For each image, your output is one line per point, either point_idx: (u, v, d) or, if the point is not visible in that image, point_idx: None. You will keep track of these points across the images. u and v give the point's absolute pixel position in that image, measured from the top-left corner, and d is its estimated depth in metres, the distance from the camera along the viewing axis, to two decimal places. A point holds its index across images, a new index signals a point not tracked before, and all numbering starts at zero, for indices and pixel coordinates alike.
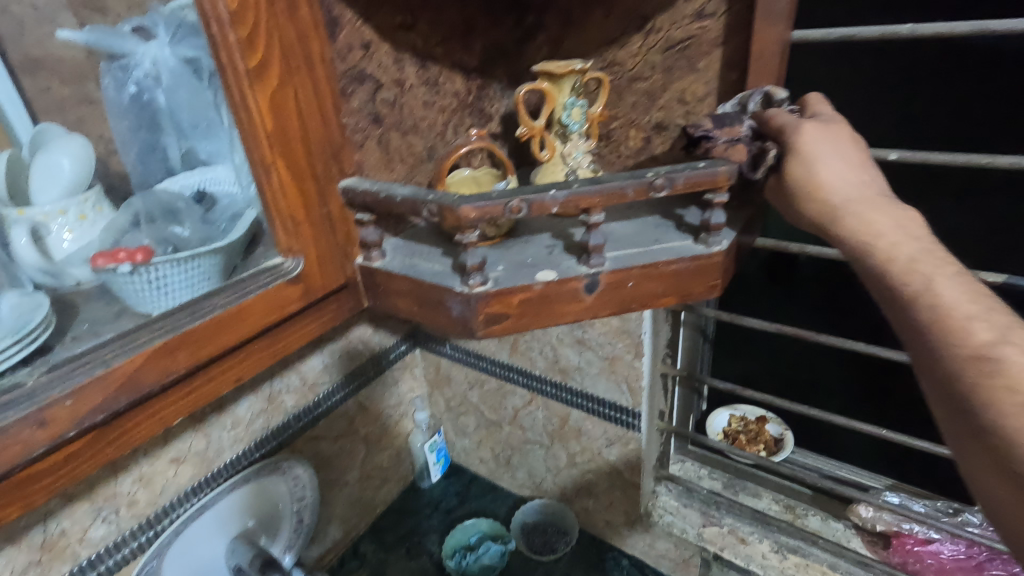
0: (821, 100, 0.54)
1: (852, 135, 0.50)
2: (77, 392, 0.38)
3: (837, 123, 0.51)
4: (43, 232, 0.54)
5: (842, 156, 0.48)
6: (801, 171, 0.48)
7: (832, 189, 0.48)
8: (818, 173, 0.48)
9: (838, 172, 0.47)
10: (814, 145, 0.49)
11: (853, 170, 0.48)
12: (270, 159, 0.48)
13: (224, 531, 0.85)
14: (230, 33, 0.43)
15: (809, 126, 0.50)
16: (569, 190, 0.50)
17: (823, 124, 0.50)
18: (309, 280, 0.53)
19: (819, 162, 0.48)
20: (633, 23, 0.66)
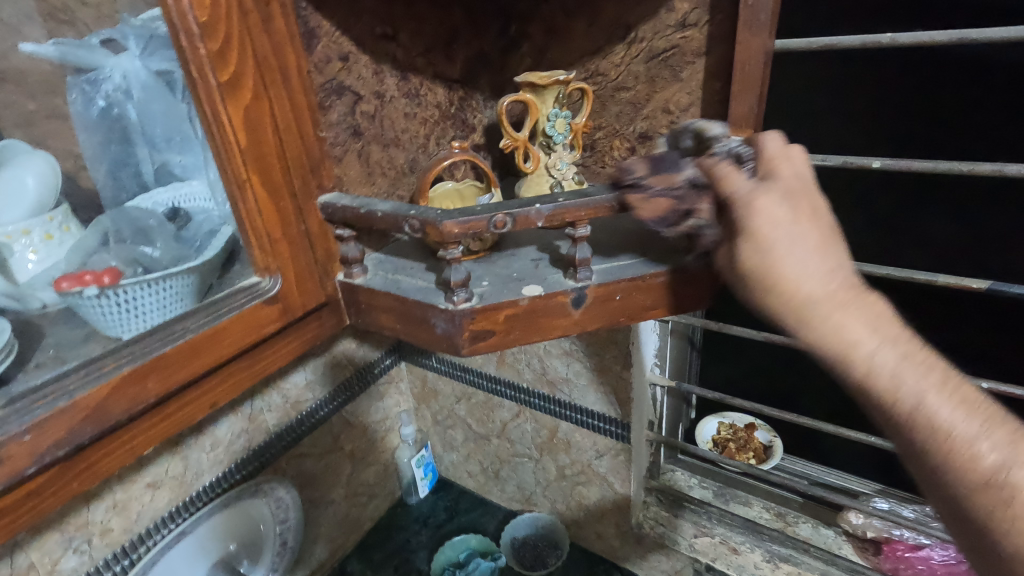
0: (782, 151, 0.42)
1: (815, 208, 0.39)
2: (38, 426, 0.36)
3: (798, 190, 0.39)
4: (6, 253, 0.51)
5: (807, 238, 0.38)
6: (756, 258, 0.39)
7: (801, 275, 0.37)
8: (775, 269, 0.38)
9: (801, 260, 0.37)
10: (771, 227, 0.38)
11: (818, 253, 0.38)
12: (245, 175, 0.46)
13: (204, 557, 0.82)
14: (199, 45, 0.41)
15: (770, 198, 0.39)
16: (555, 203, 0.48)
17: (782, 195, 0.39)
18: (287, 299, 0.51)
19: (775, 252, 0.38)
20: (616, 33, 0.65)
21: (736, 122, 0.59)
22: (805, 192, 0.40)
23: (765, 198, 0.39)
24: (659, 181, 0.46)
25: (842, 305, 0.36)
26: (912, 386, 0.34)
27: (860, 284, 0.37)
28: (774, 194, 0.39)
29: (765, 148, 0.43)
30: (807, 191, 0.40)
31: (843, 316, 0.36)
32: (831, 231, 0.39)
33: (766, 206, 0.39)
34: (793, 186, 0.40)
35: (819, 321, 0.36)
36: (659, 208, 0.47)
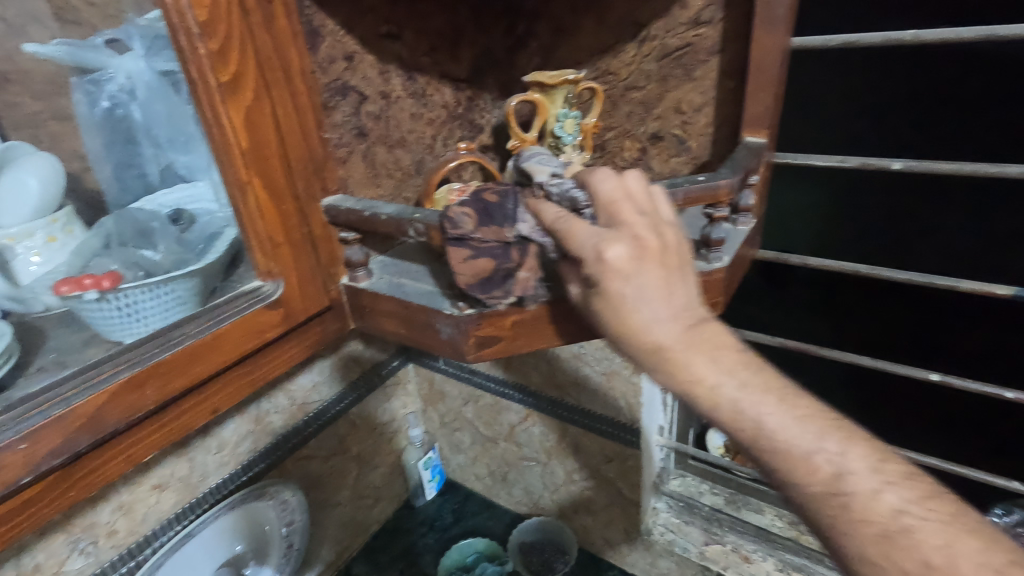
0: (623, 193, 0.41)
1: (663, 252, 0.38)
2: (33, 435, 0.35)
3: (641, 235, 0.39)
4: (8, 255, 0.51)
5: (651, 281, 0.38)
6: (608, 308, 0.39)
7: (650, 323, 0.38)
8: (630, 322, 0.38)
9: (650, 311, 0.38)
10: (620, 282, 0.38)
11: (664, 301, 0.38)
12: (246, 177, 0.45)
13: (210, 559, 0.82)
14: (198, 45, 0.40)
15: (614, 247, 0.38)
16: None
17: (635, 244, 0.38)
18: (290, 304, 0.50)
19: (627, 305, 0.38)
20: (626, 32, 0.64)
21: (750, 122, 0.57)
22: (650, 234, 0.39)
23: (612, 248, 0.38)
24: (487, 235, 0.45)
25: (693, 348, 0.38)
26: (775, 422, 0.35)
27: (698, 317, 0.39)
28: (618, 242, 0.38)
29: (601, 191, 0.41)
30: (652, 233, 0.39)
31: (689, 359, 0.37)
32: (675, 267, 0.39)
33: (607, 258, 0.38)
34: (638, 231, 0.39)
35: (676, 368, 0.38)
36: (480, 264, 0.46)
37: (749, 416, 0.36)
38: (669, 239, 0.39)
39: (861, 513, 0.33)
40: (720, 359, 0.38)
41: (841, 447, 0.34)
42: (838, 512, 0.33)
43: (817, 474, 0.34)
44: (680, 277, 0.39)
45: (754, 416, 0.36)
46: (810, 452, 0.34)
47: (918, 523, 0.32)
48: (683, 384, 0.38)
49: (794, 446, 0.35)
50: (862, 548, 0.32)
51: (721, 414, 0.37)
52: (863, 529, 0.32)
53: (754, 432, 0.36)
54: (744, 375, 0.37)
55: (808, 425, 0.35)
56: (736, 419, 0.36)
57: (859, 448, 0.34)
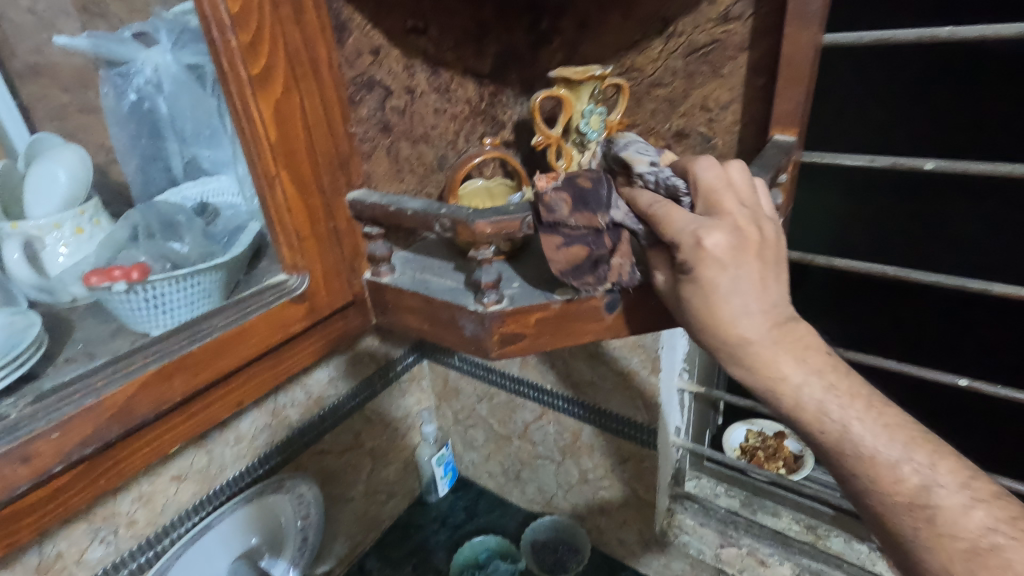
0: (721, 188, 0.42)
1: (758, 247, 0.40)
2: (65, 424, 0.35)
3: (739, 226, 0.40)
4: (38, 247, 0.51)
5: (747, 274, 0.39)
6: (695, 294, 0.40)
7: (739, 315, 0.39)
8: (722, 309, 0.39)
9: (741, 301, 0.39)
10: (717, 272, 0.39)
11: (757, 295, 0.39)
12: (274, 170, 0.45)
13: (228, 551, 0.83)
14: (230, 37, 0.40)
15: (712, 235, 0.39)
16: None
17: (731, 234, 0.39)
18: (315, 298, 0.50)
19: (719, 293, 0.39)
20: (653, 27, 0.63)
21: (780, 120, 0.56)
22: (748, 227, 0.40)
23: (710, 236, 0.39)
24: (581, 221, 0.45)
25: (781, 345, 0.39)
26: (836, 416, 0.38)
27: (784, 316, 0.40)
28: (718, 231, 0.39)
29: (701, 183, 0.42)
30: (751, 227, 0.40)
31: (776, 356, 0.39)
32: (768, 264, 0.40)
33: (705, 245, 0.38)
34: (740, 226, 0.40)
35: (763, 364, 0.39)
36: (574, 250, 0.46)
37: (832, 419, 0.38)
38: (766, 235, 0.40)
39: (948, 526, 0.34)
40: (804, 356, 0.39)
41: (928, 460, 0.36)
42: (917, 524, 0.35)
43: (901, 484, 0.36)
44: (771, 272, 0.40)
45: (839, 421, 0.37)
46: (898, 462, 0.36)
47: (1008, 541, 0.33)
48: (767, 379, 0.39)
49: (878, 457, 0.37)
50: (947, 562, 0.34)
51: (803, 415, 0.38)
52: (949, 543, 0.34)
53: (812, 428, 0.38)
54: (832, 378, 0.39)
55: (893, 435, 0.37)
56: (813, 421, 0.38)
57: (947, 464, 0.36)
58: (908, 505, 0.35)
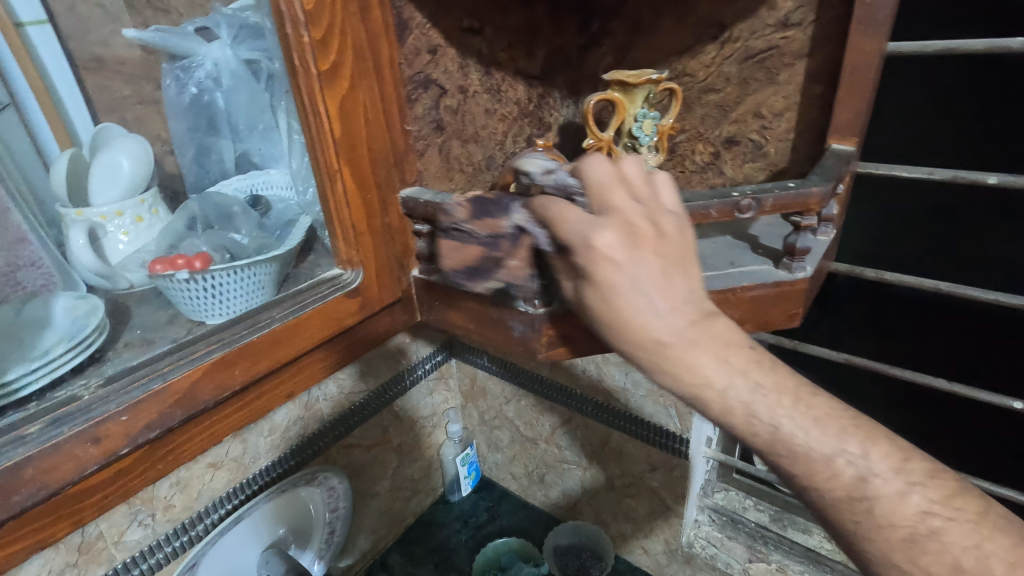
0: (615, 181, 0.38)
1: (659, 244, 0.36)
2: (134, 407, 0.36)
3: (630, 222, 0.37)
4: (99, 233, 0.52)
5: (647, 273, 0.35)
6: (600, 301, 0.36)
7: (648, 316, 0.35)
8: (628, 319, 0.36)
9: (647, 304, 0.35)
10: (615, 272, 0.36)
11: (663, 292, 0.35)
12: (336, 166, 0.45)
13: (257, 540, 0.84)
14: (303, 33, 0.41)
15: (604, 234, 0.36)
16: (767, 195, 0.46)
17: (625, 232, 0.36)
18: (367, 293, 0.50)
19: (626, 298, 0.36)
20: (708, 32, 0.62)
21: (839, 129, 0.55)
22: (642, 222, 0.37)
23: (601, 234, 0.36)
24: (483, 226, 0.44)
25: (700, 345, 0.35)
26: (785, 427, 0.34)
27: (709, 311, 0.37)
28: (609, 228, 0.36)
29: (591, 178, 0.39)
30: (644, 221, 0.37)
31: (695, 356, 0.35)
32: (677, 262, 0.37)
33: (590, 240, 0.36)
34: (635, 216, 0.37)
35: (681, 367, 0.35)
36: (470, 252, 0.45)
37: (762, 421, 0.34)
38: (674, 233, 0.37)
39: (887, 517, 0.32)
40: (727, 358, 0.35)
41: (861, 448, 0.33)
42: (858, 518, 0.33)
43: (836, 477, 0.33)
44: (682, 270, 0.37)
45: (769, 422, 0.34)
46: (832, 455, 0.33)
47: (945, 524, 0.31)
48: (693, 386, 0.36)
49: (815, 450, 0.34)
50: (887, 554, 0.32)
51: (732, 420, 0.35)
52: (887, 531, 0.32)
53: (768, 436, 0.34)
54: (758, 376, 0.35)
55: (824, 428, 0.34)
56: (746, 424, 0.35)
57: (880, 447, 0.34)
58: (879, 507, 0.32)
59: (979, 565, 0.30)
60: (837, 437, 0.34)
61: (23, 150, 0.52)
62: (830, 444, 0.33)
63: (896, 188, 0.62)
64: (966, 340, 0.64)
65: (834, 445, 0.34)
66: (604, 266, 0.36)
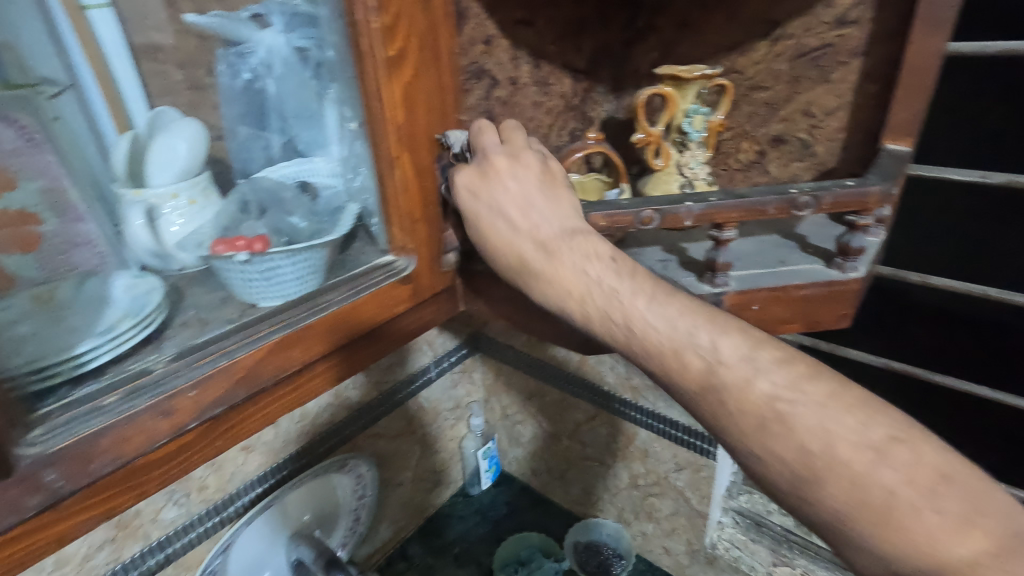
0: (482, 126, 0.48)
1: (508, 173, 0.45)
2: (202, 382, 0.36)
3: (489, 160, 0.46)
4: (156, 215, 0.53)
5: (501, 200, 0.45)
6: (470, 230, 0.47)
7: (504, 235, 0.44)
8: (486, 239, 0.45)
9: (500, 224, 0.45)
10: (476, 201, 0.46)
11: (520, 211, 0.44)
12: (396, 154, 0.45)
13: (285, 526, 0.85)
14: (373, 19, 0.41)
15: (462, 173, 0.47)
16: (826, 191, 0.46)
17: (484, 170, 0.46)
18: (418, 281, 0.51)
19: (481, 222, 0.46)
20: (759, 29, 0.61)
21: (894, 129, 0.55)
22: (497, 158, 0.46)
23: (459, 174, 0.47)
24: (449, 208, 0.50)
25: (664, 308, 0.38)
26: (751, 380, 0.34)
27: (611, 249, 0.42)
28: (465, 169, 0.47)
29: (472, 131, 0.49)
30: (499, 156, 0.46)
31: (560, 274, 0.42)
32: (530, 189, 0.45)
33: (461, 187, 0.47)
34: (492, 155, 0.46)
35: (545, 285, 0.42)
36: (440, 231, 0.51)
37: (618, 323, 0.39)
38: (533, 162, 0.46)
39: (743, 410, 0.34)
40: (587, 262, 0.41)
41: (716, 344, 0.36)
42: (722, 409, 0.35)
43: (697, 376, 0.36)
44: (540, 190, 0.45)
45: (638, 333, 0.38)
46: (682, 349, 0.36)
47: (791, 409, 0.33)
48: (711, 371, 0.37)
49: (673, 339, 0.37)
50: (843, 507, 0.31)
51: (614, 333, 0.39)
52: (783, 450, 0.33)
53: (625, 336, 0.38)
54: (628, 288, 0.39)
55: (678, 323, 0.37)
56: (606, 327, 0.39)
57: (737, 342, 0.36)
58: None
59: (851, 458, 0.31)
60: (687, 330, 0.36)
61: (82, 133, 0.54)
62: (682, 334, 0.37)
63: (950, 192, 0.61)
64: (1006, 344, 0.63)
65: (686, 337, 0.36)
66: (470, 200, 0.46)
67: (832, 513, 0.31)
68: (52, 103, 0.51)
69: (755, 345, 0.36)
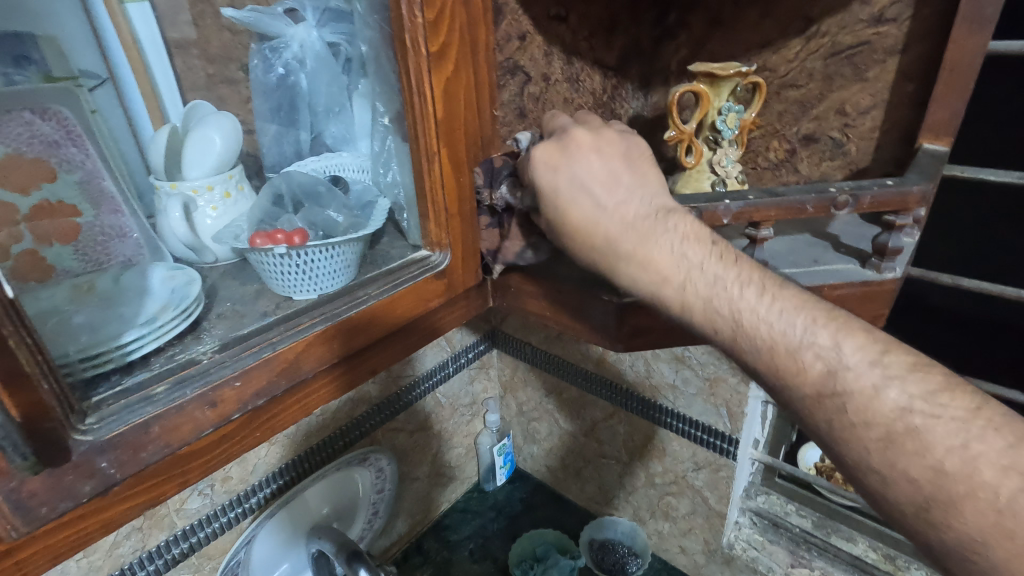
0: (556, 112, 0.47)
1: (595, 144, 0.43)
2: (247, 373, 0.37)
3: (568, 134, 0.44)
4: (191, 207, 0.53)
5: (587, 173, 0.42)
6: (550, 207, 0.43)
7: (593, 209, 0.41)
8: (570, 216, 0.42)
9: (586, 199, 0.41)
10: (559, 174, 0.43)
11: (604, 186, 0.41)
12: (435, 149, 0.46)
13: (306, 518, 0.87)
14: (417, 14, 0.41)
15: (540, 149, 0.44)
16: (868, 191, 0.45)
17: (562, 144, 0.44)
18: (452, 276, 0.51)
19: (565, 196, 0.42)
20: (794, 26, 0.61)
21: (932, 129, 0.55)
22: (578, 131, 0.44)
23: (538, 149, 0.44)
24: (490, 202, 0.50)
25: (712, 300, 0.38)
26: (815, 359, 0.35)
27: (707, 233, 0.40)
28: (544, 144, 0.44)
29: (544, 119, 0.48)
30: (579, 130, 0.44)
31: (647, 253, 0.39)
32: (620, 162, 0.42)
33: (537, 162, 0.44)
34: (573, 131, 0.44)
35: (640, 264, 0.39)
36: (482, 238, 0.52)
37: None
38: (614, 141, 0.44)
39: (864, 416, 0.33)
40: (685, 245, 0.39)
41: (833, 341, 0.35)
42: (838, 414, 0.34)
43: (806, 371, 0.35)
44: (625, 166, 0.42)
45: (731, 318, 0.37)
46: (799, 348, 0.35)
47: (926, 422, 0.32)
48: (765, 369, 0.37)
49: (785, 337, 0.36)
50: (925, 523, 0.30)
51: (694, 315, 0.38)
52: (868, 432, 0.33)
53: None
54: (718, 270, 0.38)
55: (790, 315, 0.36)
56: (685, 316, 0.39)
57: (856, 339, 0.35)
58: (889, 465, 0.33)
59: (965, 464, 0.31)
60: (747, 311, 0.37)
61: (119, 126, 0.55)
62: (790, 332, 0.36)
63: (985, 193, 0.60)
64: None
65: (803, 337, 0.36)
66: (548, 173, 0.43)
67: (964, 537, 0.30)
68: (92, 96, 0.52)
69: (884, 351, 0.35)
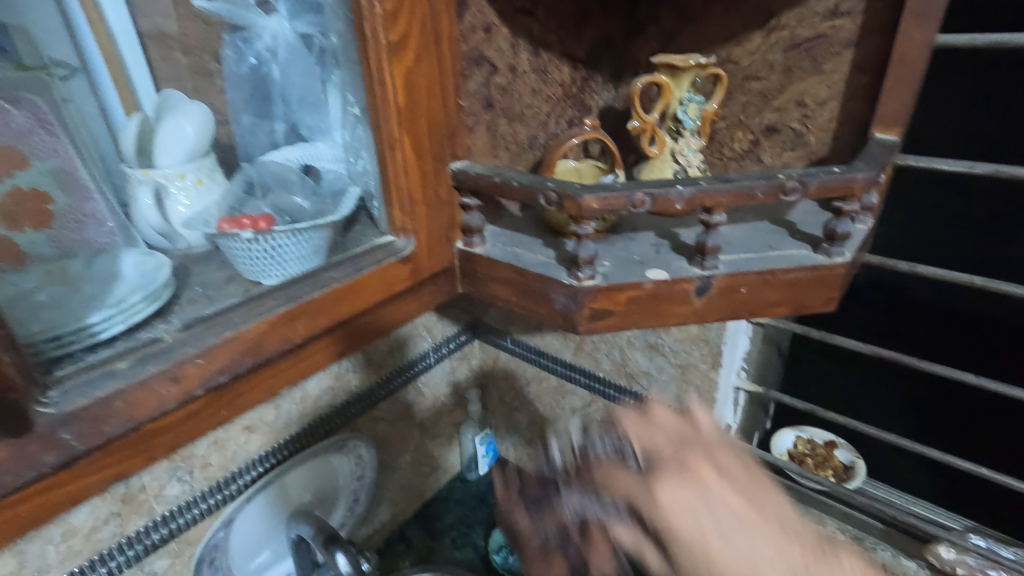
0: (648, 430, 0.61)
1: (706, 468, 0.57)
2: (210, 351, 0.38)
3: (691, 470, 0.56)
4: (163, 195, 0.55)
5: (727, 515, 0.54)
6: (682, 557, 0.52)
7: (749, 566, 0.50)
8: (711, 555, 0.51)
9: (744, 552, 0.51)
10: (686, 510, 0.53)
11: (740, 521, 0.53)
12: (397, 137, 0.47)
13: (286, 504, 0.88)
14: (375, 4, 0.42)
15: (669, 489, 0.54)
16: (814, 177, 0.47)
17: (685, 478, 0.55)
18: (417, 261, 0.52)
19: (708, 539, 0.52)
20: (756, 20, 0.63)
21: (883, 119, 0.57)
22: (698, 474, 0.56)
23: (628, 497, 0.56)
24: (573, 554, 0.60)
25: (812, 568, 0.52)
26: None
27: (818, 547, 0.54)
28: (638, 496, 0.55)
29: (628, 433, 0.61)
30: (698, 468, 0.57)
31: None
32: (741, 485, 0.56)
33: (665, 485, 0.55)
34: (693, 463, 0.57)
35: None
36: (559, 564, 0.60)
37: None
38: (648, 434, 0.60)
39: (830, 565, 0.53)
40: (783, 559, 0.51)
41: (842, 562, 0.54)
42: None
43: None
44: (737, 514, 0.54)
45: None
46: None
47: None
48: None
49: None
50: None
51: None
52: None
53: None
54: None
55: None
56: None
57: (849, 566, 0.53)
58: None
59: None
60: None
61: (93, 117, 0.56)
62: None
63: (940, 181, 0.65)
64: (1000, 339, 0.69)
65: None
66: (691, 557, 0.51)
67: None
68: (64, 85, 0.54)
69: None
